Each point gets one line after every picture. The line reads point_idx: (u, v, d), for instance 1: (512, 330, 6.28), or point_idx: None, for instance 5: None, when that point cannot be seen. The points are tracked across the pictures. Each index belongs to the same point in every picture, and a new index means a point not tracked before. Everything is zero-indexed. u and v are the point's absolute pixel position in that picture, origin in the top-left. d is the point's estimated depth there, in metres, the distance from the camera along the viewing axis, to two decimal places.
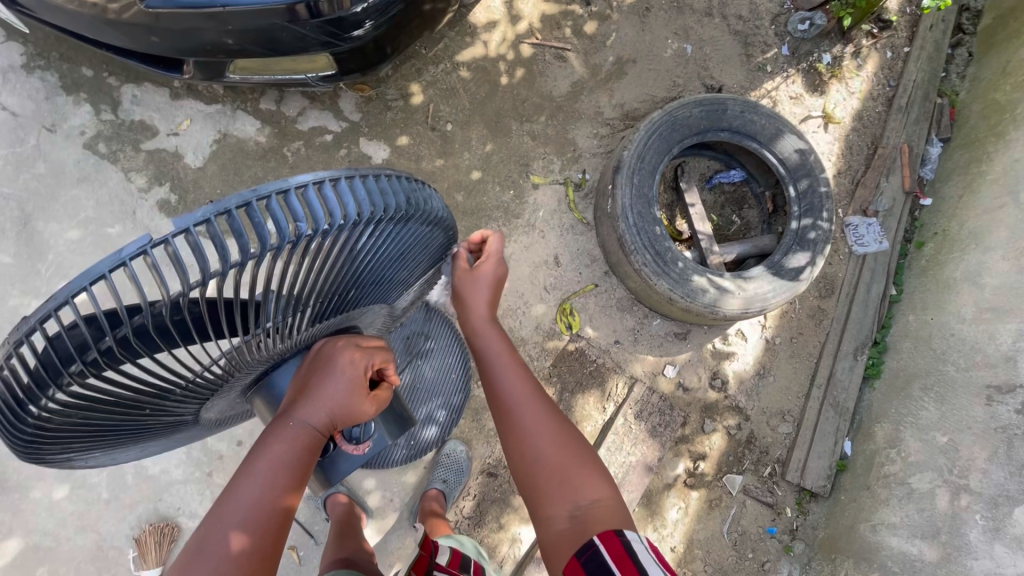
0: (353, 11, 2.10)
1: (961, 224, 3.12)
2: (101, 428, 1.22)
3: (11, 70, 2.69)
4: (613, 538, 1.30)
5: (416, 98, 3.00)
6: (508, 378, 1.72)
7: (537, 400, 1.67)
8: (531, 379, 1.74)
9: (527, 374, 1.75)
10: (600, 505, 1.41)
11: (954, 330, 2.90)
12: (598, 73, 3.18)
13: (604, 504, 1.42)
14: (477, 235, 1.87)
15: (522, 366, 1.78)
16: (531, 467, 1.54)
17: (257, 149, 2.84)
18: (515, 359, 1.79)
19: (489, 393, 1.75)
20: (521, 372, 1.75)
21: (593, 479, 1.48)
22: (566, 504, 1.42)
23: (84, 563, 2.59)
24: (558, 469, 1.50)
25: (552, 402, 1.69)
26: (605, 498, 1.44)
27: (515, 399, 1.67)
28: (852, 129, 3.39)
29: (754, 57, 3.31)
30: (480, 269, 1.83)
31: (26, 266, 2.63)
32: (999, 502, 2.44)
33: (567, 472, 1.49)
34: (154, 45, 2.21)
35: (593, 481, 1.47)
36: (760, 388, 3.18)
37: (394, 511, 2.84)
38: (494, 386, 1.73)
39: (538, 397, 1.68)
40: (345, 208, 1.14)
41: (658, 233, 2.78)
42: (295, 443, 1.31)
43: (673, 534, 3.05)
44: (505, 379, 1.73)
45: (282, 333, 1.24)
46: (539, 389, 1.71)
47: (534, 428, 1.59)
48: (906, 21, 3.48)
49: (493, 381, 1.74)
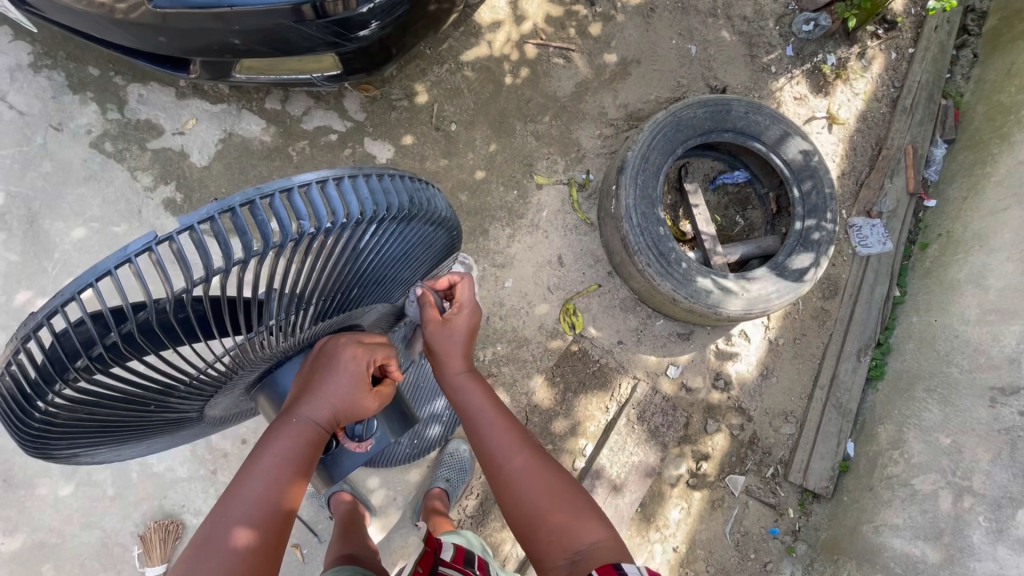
0: (359, 12, 2.11)
1: (965, 226, 3.12)
2: (108, 424, 1.23)
3: (19, 69, 2.70)
4: (613, 570, 1.31)
5: (421, 97, 3.00)
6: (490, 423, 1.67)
7: (523, 445, 1.63)
8: (516, 424, 1.68)
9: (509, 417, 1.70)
10: (599, 546, 1.41)
11: (958, 332, 2.90)
12: (602, 73, 3.18)
13: (604, 544, 1.42)
14: (445, 281, 1.74)
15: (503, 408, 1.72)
16: (526, 516, 1.52)
17: (262, 148, 2.85)
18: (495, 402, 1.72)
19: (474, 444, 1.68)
20: (504, 419, 1.68)
21: (589, 522, 1.48)
22: (565, 551, 1.42)
23: (89, 560, 2.60)
24: (554, 513, 1.49)
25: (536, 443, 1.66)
26: (603, 538, 1.44)
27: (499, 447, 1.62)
28: (856, 130, 3.39)
29: (758, 58, 3.31)
30: (454, 320, 1.70)
31: (32, 264, 2.64)
32: (1002, 504, 2.43)
33: (562, 516, 1.48)
34: (161, 45, 2.22)
35: (589, 523, 1.47)
36: (763, 388, 3.19)
37: (398, 509, 2.85)
38: (478, 439, 1.67)
39: (525, 443, 1.64)
40: (349, 206, 1.14)
41: (661, 233, 2.79)
42: (300, 438, 1.32)
43: (675, 534, 3.05)
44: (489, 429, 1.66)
45: (285, 331, 1.24)
46: (524, 432, 1.67)
47: (524, 476, 1.56)
48: (911, 22, 3.48)
49: (476, 432, 1.67)
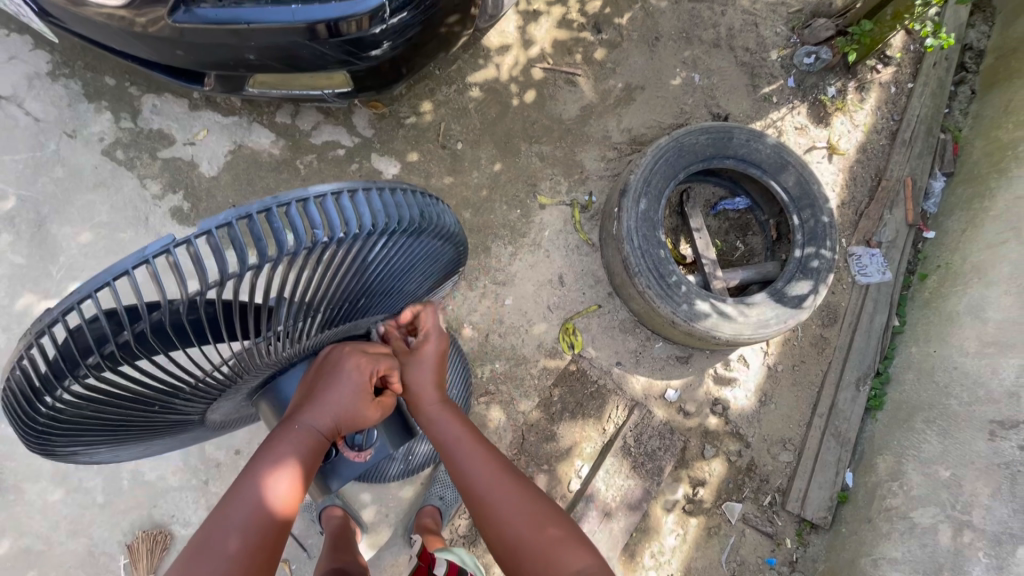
0: (371, 32, 2.17)
1: (964, 258, 3.14)
2: (113, 424, 1.24)
3: (37, 76, 2.75)
4: None
5: (428, 116, 3.06)
6: (465, 457, 1.57)
7: (502, 475, 1.55)
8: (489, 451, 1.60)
9: (481, 444, 1.60)
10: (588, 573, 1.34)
11: (956, 363, 2.90)
12: (607, 98, 3.25)
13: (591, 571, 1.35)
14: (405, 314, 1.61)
15: (478, 440, 1.62)
16: (514, 554, 1.43)
17: (271, 161, 2.90)
18: (470, 436, 1.61)
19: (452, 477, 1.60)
20: (480, 450, 1.59)
21: (575, 547, 1.41)
22: None
23: (74, 568, 2.57)
24: (538, 546, 1.41)
25: (512, 468, 1.58)
26: (591, 560, 1.38)
27: (480, 484, 1.53)
28: (856, 161, 3.44)
29: (760, 88, 3.37)
30: (421, 350, 1.60)
31: (38, 266, 2.67)
32: (1002, 540, 2.42)
33: (546, 548, 1.40)
34: (178, 58, 2.27)
35: (575, 548, 1.40)
36: (762, 415, 3.17)
37: (388, 526, 2.81)
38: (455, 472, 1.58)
39: (504, 472, 1.56)
40: (361, 217, 1.17)
41: (662, 256, 2.81)
42: (300, 446, 1.32)
43: (671, 561, 3.01)
44: (464, 461, 1.57)
45: (293, 337, 1.27)
46: (502, 465, 1.58)
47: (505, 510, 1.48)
48: (910, 58, 3.53)
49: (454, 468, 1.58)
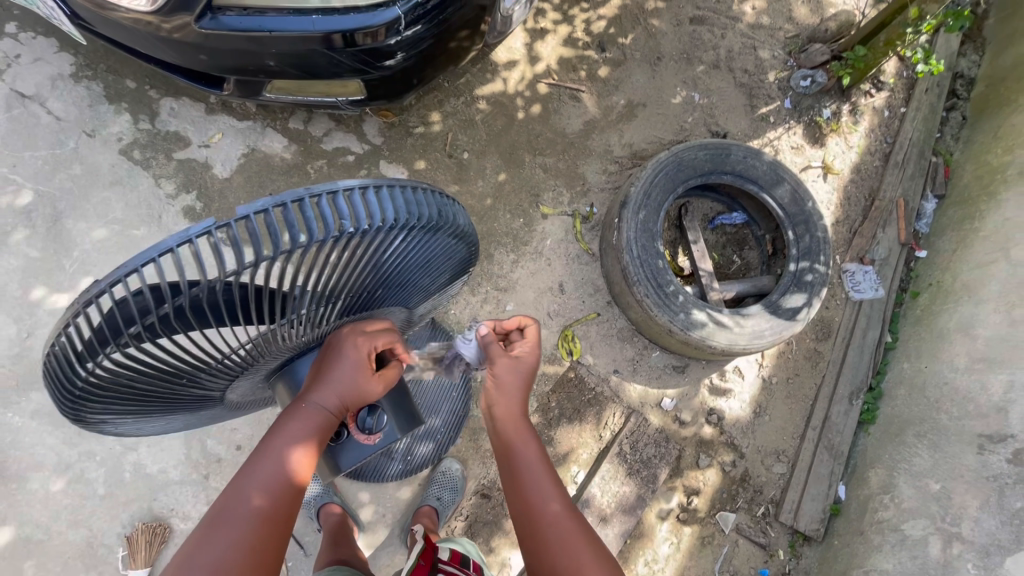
0: (387, 42, 2.29)
1: (954, 276, 3.22)
2: (142, 396, 1.31)
3: (61, 77, 2.85)
4: None
5: (437, 126, 3.16)
6: (535, 476, 1.53)
7: (571, 519, 1.47)
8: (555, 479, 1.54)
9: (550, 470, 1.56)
10: None
11: (947, 379, 2.95)
12: (610, 114, 3.35)
13: None
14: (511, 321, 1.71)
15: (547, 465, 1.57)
16: None
17: (282, 164, 2.99)
18: (542, 458, 1.57)
19: (514, 494, 1.54)
20: (548, 474, 1.55)
21: None
22: None
23: (72, 559, 2.59)
24: None
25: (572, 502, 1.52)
26: None
27: (544, 507, 1.48)
28: (850, 181, 3.54)
29: (758, 108, 3.48)
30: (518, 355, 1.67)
31: (51, 260, 2.74)
32: (990, 552, 2.47)
33: None
34: (201, 63, 2.37)
35: None
36: (757, 426, 3.22)
37: (385, 526, 2.84)
38: (518, 487, 1.53)
39: (573, 517, 1.47)
40: (385, 212, 1.23)
41: (660, 266, 2.89)
42: (309, 423, 1.37)
43: (664, 569, 3.03)
44: (532, 480, 1.52)
45: (313, 320, 1.34)
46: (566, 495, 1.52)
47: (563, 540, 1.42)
48: (903, 84, 3.65)
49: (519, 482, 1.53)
